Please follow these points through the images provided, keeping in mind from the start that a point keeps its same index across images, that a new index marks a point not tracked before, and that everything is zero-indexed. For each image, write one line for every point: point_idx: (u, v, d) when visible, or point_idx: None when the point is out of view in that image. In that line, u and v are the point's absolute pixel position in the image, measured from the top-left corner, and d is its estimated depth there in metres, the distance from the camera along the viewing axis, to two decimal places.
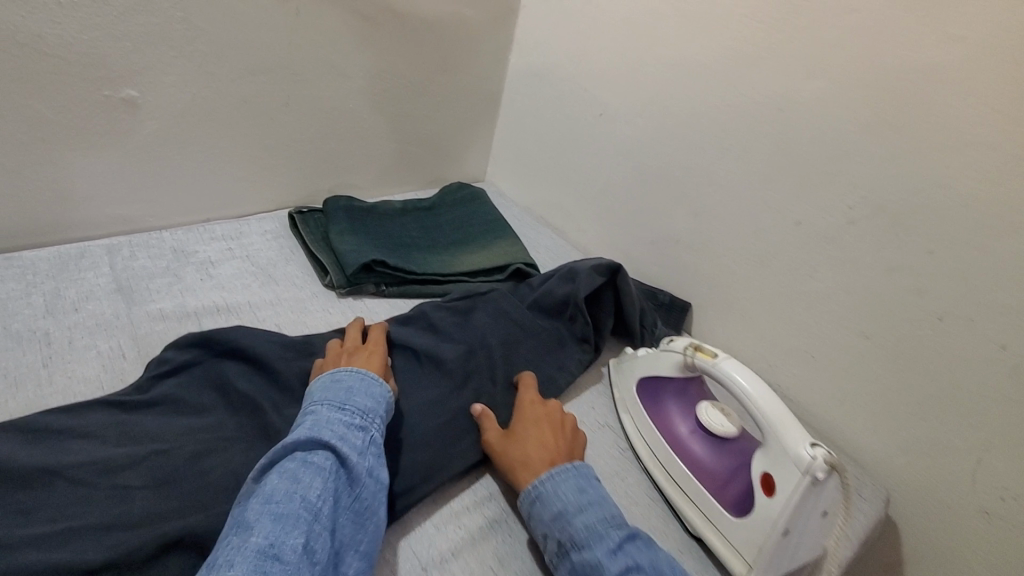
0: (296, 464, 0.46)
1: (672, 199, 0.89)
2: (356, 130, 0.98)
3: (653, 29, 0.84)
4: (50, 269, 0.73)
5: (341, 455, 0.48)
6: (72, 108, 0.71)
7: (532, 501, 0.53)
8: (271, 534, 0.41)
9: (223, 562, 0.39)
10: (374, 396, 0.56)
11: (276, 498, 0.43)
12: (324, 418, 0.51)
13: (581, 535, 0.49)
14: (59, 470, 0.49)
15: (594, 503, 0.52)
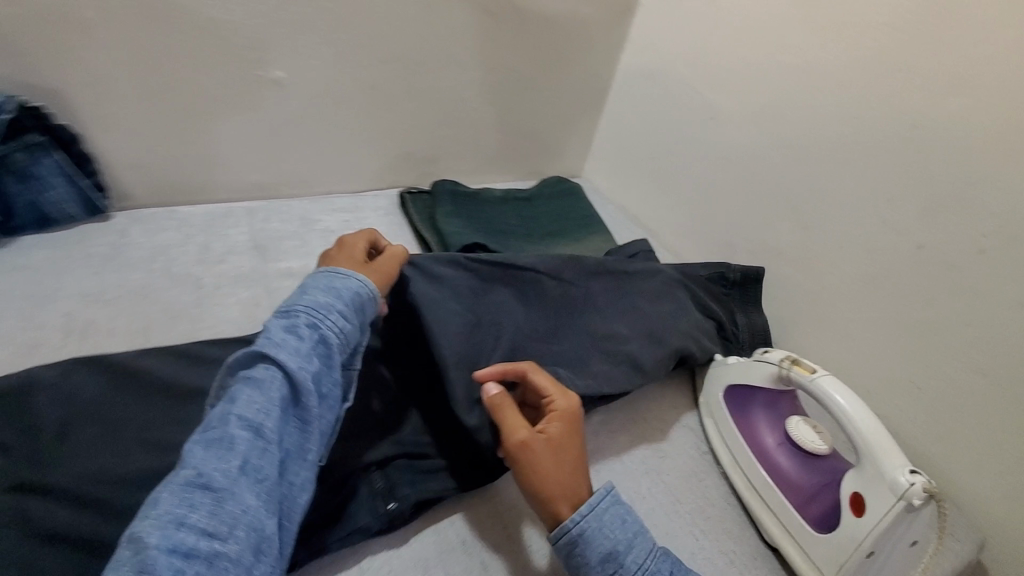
0: (236, 385, 0.44)
1: (778, 210, 0.87)
2: (467, 119, 1.04)
3: (779, 34, 0.83)
4: (202, 224, 0.84)
5: (283, 365, 0.45)
6: (232, 86, 0.81)
7: (571, 537, 0.49)
8: (201, 462, 0.40)
9: (155, 495, 0.38)
10: (325, 292, 0.52)
11: (213, 423, 0.42)
12: (269, 329, 0.48)
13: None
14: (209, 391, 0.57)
15: (636, 534, 0.51)
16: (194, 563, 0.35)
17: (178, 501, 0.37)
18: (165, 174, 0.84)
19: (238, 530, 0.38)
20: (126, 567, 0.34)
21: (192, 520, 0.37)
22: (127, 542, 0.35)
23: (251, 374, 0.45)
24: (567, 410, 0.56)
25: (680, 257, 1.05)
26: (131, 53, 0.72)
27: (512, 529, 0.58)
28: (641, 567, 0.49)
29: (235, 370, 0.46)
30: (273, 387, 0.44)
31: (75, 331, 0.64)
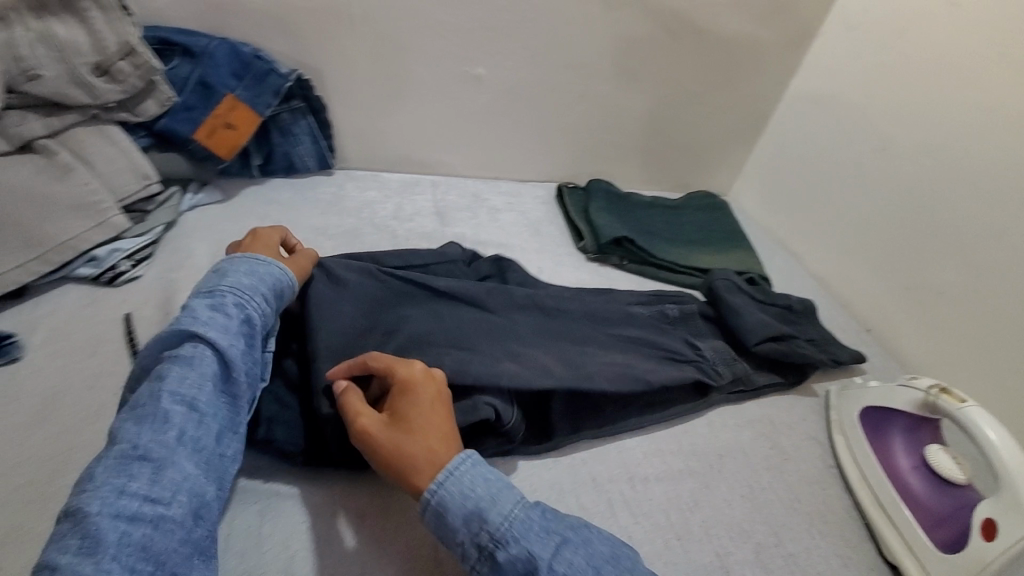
0: (166, 362, 0.48)
1: (947, 247, 0.84)
2: (629, 127, 1.12)
3: (975, 70, 0.82)
4: (398, 189, 1.01)
5: (211, 342, 0.50)
6: (443, 77, 0.97)
7: (435, 509, 0.47)
8: (133, 437, 0.43)
9: (87, 472, 0.42)
10: (244, 275, 0.57)
11: (141, 402, 0.46)
12: (195, 309, 0.52)
13: (500, 531, 0.46)
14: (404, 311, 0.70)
15: (502, 489, 0.49)
16: (140, 525, 0.40)
17: (112, 473, 0.41)
18: (376, 144, 1.02)
19: (179, 496, 0.43)
20: (73, 535, 0.38)
21: (131, 489, 0.41)
22: (69, 515, 0.40)
23: (178, 352, 0.49)
24: (415, 379, 0.53)
25: (824, 285, 1.04)
26: (380, 43, 0.91)
27: (636, 480, 0.62)
28: (506, 522, 0.46)
29: (159, 349, 0.49)
30: (204, 364, 0.49)
31: None
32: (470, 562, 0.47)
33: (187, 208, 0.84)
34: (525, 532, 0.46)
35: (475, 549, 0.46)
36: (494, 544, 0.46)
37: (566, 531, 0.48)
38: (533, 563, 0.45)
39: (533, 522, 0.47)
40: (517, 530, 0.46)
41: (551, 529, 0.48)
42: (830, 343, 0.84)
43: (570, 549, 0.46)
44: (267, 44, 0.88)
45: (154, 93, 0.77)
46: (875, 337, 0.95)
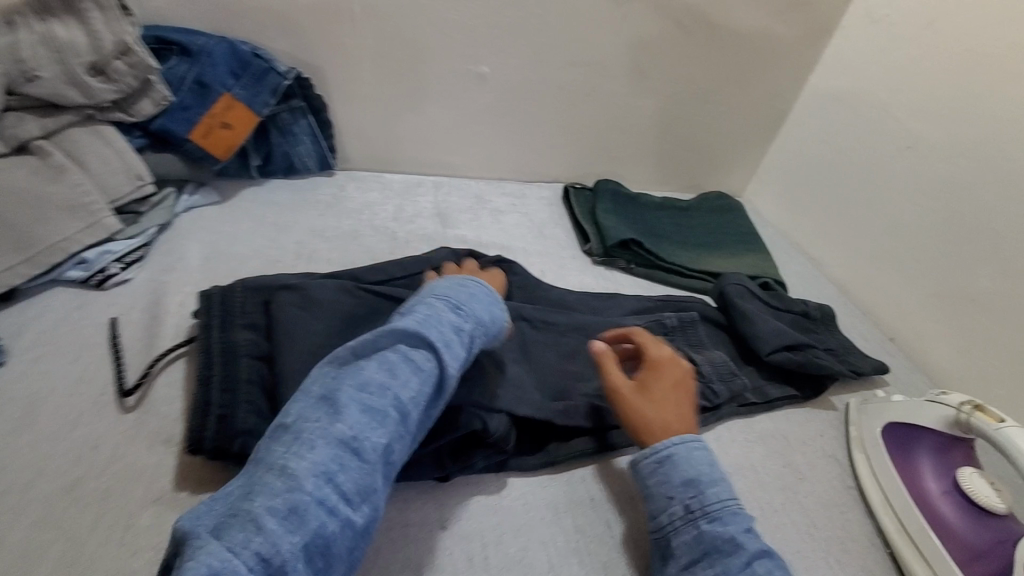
0: (397, 357, 0.47)
1: (979, 253, 0.79)
2: (639, 126, 1.08)
3: (1012, 62, 0.76)
4: (399, 190, 0.99)
5: (443, 362, 0.49)
6: (446, 75, 0.95)
7: (659, 458, 0.55)
8: (357, 426, 0.43)
9: (307, 440, 0.42)
10: (487, 313, 0.56)
11: (369, 388, 0.45)
12: (438, 318, 0.51)
13: (713, 508, 0.51)
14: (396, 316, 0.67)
15: (723, 479, 0.54)
16: (333, 521, 0.40)
17: (330, 457, 0.41)
18: (377, 144, 1.00)
19: (366, 504, 0.42)
20: (284, 500, 0.39)
21: (338, 480, 0.41)
22: (280, 473, 0.40)
23: (409, 352, 0.48)
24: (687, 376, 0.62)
25: (844, 290, 0.99)
26: (380, 40, 0.89)
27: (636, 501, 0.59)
28: (724, 505, 0.51)
29: (394, 337, 0.49)
30: (427, 381, 0.48)
31: (301, 256, 0.80)
32: (670, 518, 0.52)
33: (183, 209, 0.82)
34: (731, 522, 0.51)
35: (682, 510, 0.52)
36: (703, 516, 0.51)
37: (771, 547, 0.50)
38: (735, 548, 0.49)
39: (744, 522, 0.51)
40: (731, 517, 0.51)
41: (752, 533, 0.51)
42: (850, 353, 0.79)
43: (767, 560, 0.49)
44: (266, 43, 0.86)
45: (150, 93, 0.75)
46: (900, 346, 0.89)
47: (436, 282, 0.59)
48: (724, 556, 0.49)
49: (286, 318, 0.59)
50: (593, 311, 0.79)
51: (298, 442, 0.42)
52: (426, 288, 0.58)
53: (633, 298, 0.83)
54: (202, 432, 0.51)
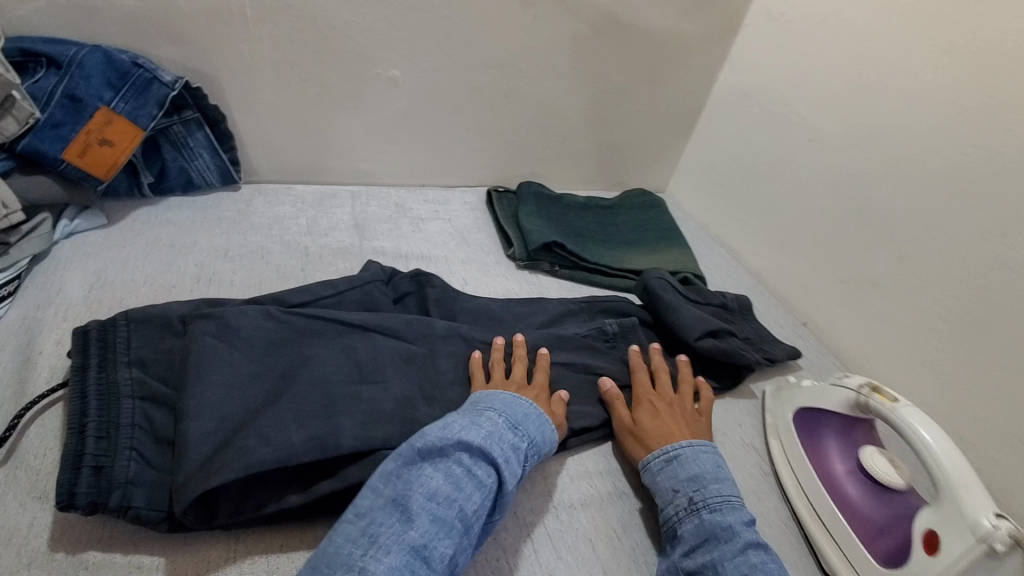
0: (462, 471, 0.50)
1: (874, 238, 0.83)
2: (559, 127, 1.08)
3: (894, 58, 0.80)
4: (313, 202, 0.94)
5: (502, 478, 0.51)
6: (356, 81, 0.91)
7: (667, 458, 0.60)
8: (427, 535, 0.46)
9: (382, 544, 0.44)
10: (544, 430, 0.59)
11: (437, 498, 0.48)
12: (495, 435, 0.54)
13: (715, 500, 0.56)
14: (331, 332, 0.62)
15: (726, 480, 0.58)
16: None
17: (403, 564, 0.43)
18: (288, 154, 0.95)
19: None
20: None
21: None
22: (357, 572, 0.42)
23: (472, 467, 0.51)
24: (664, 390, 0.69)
25: (761, 280, 1.03)
26: (279, 46, 0.84)
27: (562, 509, 0.59)
28: (723, 499, 0.56)
29: (458, 449, 0.51)
30: (488, 496, 0.50)
31: (202, 279, 0.75)
32: (675, 508, 0.56)
33: (63, 235, 0.75)
34: (729, 515, 0.55)
35: (684, 502, 0.56)
36: (703, 506, 0.55)
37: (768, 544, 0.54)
38: (733, 536, 0.53)
39: (742, 515, 0.55)
40: (729, 509, 0.55)
41: (751, 528, 0.54)
42: (764, 340, 0.82)
43: (763, 553, 0.52)
44: (151, 51, 0.79)
45: (11, 110, 0.66)
46: (812, 331, 0.93)
47: (488, 393, 0.61)
48: (722, 542, 0.52)
49: (198, 349, 0.54)
50: (516, 318, 0.79)
51: (374, 547, 0.44)
52: (481, 397, 0.60)
53: (556, 301, 0.83)
54: (75, 486, 0.46)
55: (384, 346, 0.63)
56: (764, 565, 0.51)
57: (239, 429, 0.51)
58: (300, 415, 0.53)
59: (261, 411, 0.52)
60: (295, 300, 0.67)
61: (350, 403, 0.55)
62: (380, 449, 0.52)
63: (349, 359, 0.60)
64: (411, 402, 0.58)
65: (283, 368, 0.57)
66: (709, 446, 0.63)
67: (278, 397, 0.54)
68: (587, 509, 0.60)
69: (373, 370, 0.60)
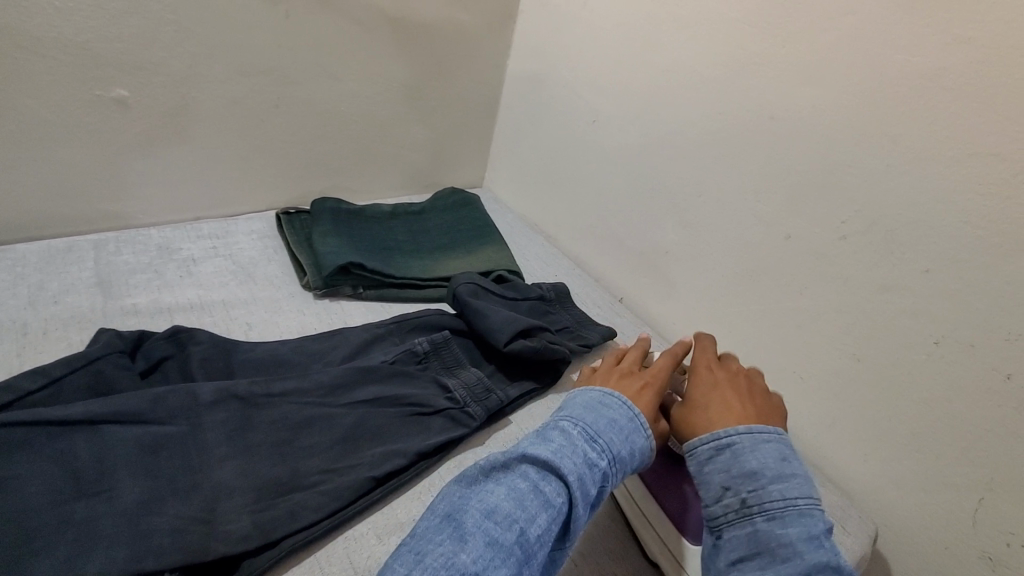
0: (528, 487, 0.44)
1: (662, 209, 0.86)
2: (349, 133, 0.99)
3: (648, 34, 0.83)
4: (38, 261, 0.75)
5: (574, 498, 0.44)
6: (65, 106, 0.73)
7: (718, 447, 0.51)
8: (480, 561, 0.39)
9: (428, 568, 0.38)
10: (630, 442, 0.51)
11: (497, 516, 0.42)
12: (573, 445, 0.48)
13: (775, 504, 0.46)
14: (39, 437, 0.50)
15: (798, 480, 0.48)
16: None
17: None
18: None
19: None
20: None
21: None
22: None
23: (540, 483, 0.45)
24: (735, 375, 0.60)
25: (580, 262, 1.04)
26: None
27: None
28: (788, 505, 0.46)
29: (524, 462, 0.46)
30: (556, 520, 0.43)
31: None
32: (726, 509, 0.48)
33: None
34: (793, 525, 0.45)
35: (736, 503, 0.48)
36: (759, 512, 0.46)
37: (845, 563, 0.44)
38: (793, 554, 0.44)
39: (812, 529, 0.45)
40: (795, 519, 0.45)
41: (823, 543, 0.44)
42: (582, 327, 0.82)
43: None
44: None
45: None
46: (629, 305, 0.96)
47: (580, 391, 0.56)
48: (777, 560, 0.44)
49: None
50: (312, 358, 0.69)
51: (417, 568, 0.38)
52: (572, 399, 0.55)
53: (361, 328, 0.75)
54: None
55: (121, 440, 0.51)
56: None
57: None
58: None
59: None
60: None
61: (53, 533, 0.44)
62: None
63: (64, 469, 0.48)
64: (149, 505, 0.47)
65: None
66: (775, 433, 0.53)
67: None
68: None
69: (98, 477, 0.48)
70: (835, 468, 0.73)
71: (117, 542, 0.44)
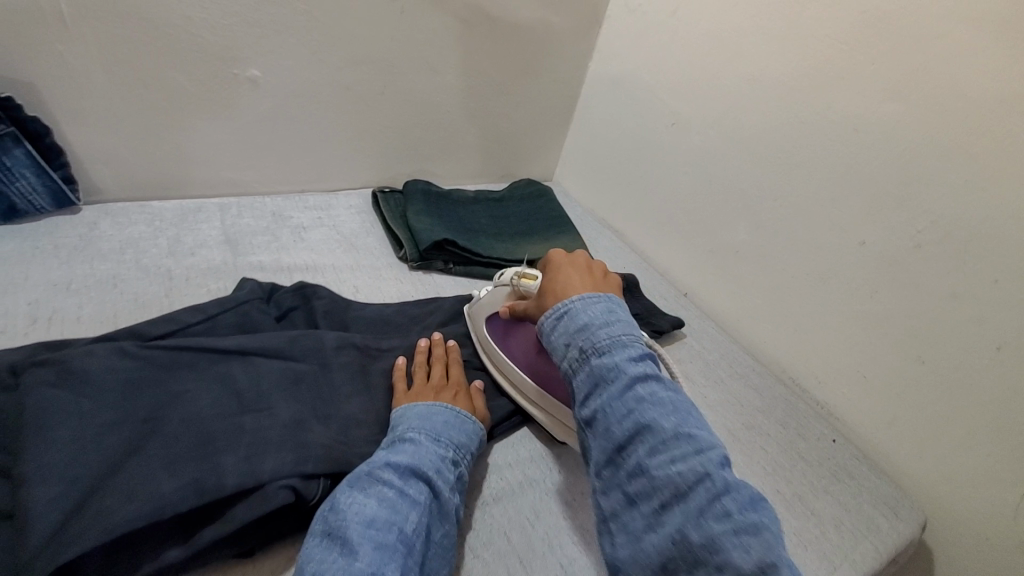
0: (394, 492, 0.48)
1: (734, 211, 0.92)
2: (439, 122, 1.06)
3: (734, 44, 0.88)
4: (173, 218, 0.85)
5: (437, 488, 0.51)
6: (207, 82, 0.83)
7: (558, 315, 0.56)
8: (373, 563, 0.43)
9: None
10: (466, 432, 0.58)
11: (376, 524, 0.45)
12: (423, 450, 0.53)
13: (603, 343, 0.52)
14: (203, 361, 0.56)
15: (621, 322, 0.54)
16: None
17: None
18: (137, 167, 0.85)
19: None
20: None
21: None
22: None
23: (403, 487, 0.49)
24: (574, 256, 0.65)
25: (644, 256, 1.10)
26: (109, 47, 0.74)
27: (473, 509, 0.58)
28: (613, 340, 0.52)
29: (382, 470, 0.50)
30: (424, 515, 0.48)
31: (39, 319, 0.64)
32: (571, 362, 0.54)
33: None
34: (622, 354, 0.51)
35: (576, 354, 0.53)
36: (594, 353, 0.52)
37: (660, 375, 0.51)
38: (619, 375, 0.50)
39: (634, 353, 0.51)
40: (619, 349, 0.51)
41: (645, 362, 0.51)
42: (652, 315, 0.88)
43: (658, 385, 0.50)
44: None
45: None
46: (692, 300, 1.01)
47: (407, 406, 0.59)
48: (608, 384, 0.50)
49: (36, 403, 0.47)
50: (413, 320, 0.77)
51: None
52: (401, 413, 0.58)
53: (453, 299, 0.82)
54: None
55: (271, 366, 0.59)
56: (655, 398, 0.49)
57: (97, 486, 0.44)
58: (170, 461, 0.47)
59: (121, 462, 0.46)
60: (157, 332, 0.60)
61: (231, 436, 0.51)
62: (269, 482, 0.48)
63: (228, 388, 0.55)
64: (303, 424, 0.55)
65: (148, 409, 0.50)
66: (611, 298, 0.57)
67: (145, 446, 0.48)
68: (499, 503, 0.59)
69: (256, 397, 0.55)
70: (886, 463, 0.78)
71: (283, 455, 0.51)
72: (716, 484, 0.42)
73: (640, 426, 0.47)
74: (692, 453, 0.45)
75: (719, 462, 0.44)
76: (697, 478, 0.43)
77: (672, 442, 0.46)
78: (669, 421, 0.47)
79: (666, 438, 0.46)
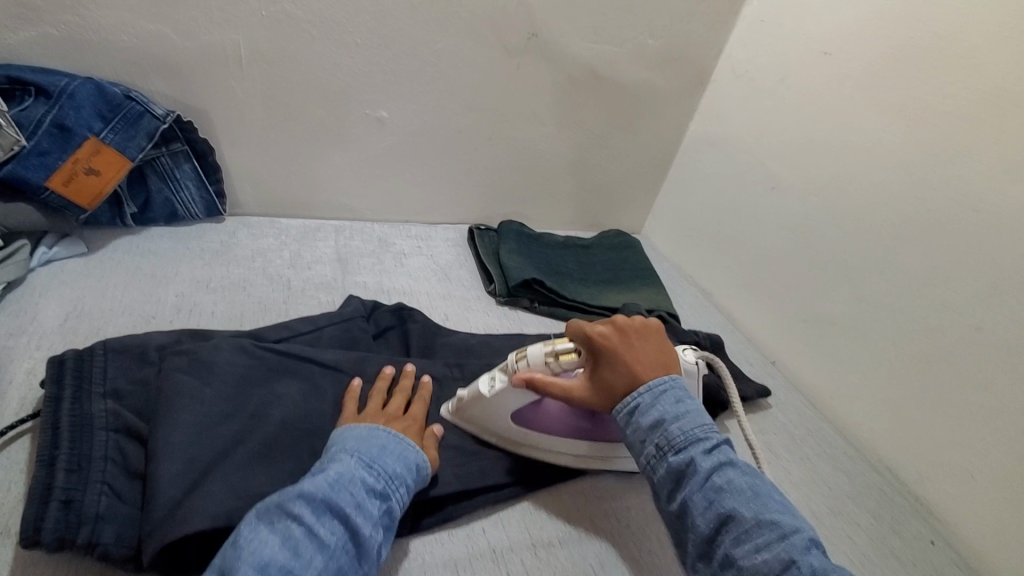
0: (301, 532, 0.44)
1: (831, 281, 0.88)
2: (538, 168, 1.12)
3: (845, 115, 0.87)
4: (296, 234, 0.96)
5: (354, 528, 0.46)
6: (343, 120, 0.93)
7: (628, 411, 0.56)
8: None
9: None
10: (405, 461, 0.53)
11: (270, 569, 0.41)
12: (348, 479, 0.49)
13: (677, 438, 0.52)
14: (309, 369, 0.62)
15: (692, 412, 0.54)
16: None
17: None
18: (274, 188, 0.97)
19: None
20: None
21: None
22: None
23: (314, 528, 0.44)
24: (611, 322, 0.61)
25: (732, 318, 1.08)
26: (270, 85, 0.86)
27: (539, 548, 0.58)
28: (686, 436, 0.52)
29: (296, 504, 0.45)
30: (334, 559, 0.44)
31: (180, 310, 0.74)
32: (647, 460, 0.53)
33: (40, 263, 0.74)
34: (700, 451, 0.51)
35: (651, 449, 0.53)
36: (669, 449, 0.52)
37: (738, 460, 0.51)
38: (695, 472, 0.50)
39: (708, 445, 0.51)
40: (694, 446, 0.51)
41: (718, 451, 0.51)
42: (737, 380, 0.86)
43: (733, 471, 0.49)
44: (143, 85, 0.81)
45: None
46: (780, 369, 0.98)
47: (338, 437, 0.54)
48: (687, 480, 0.50)
49: (171, 388, 0.54)
50: (497, 352, 0.80)
51: None
52: (331, 444, 0.54)
53: (534, 337, 0.85)
54: (41, 521, 0.45)
55: (366, 378, 0.65)
56: (731, 485, 0.48)
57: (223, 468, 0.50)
58: None
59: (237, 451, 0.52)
60: (276, 336, 0.67)
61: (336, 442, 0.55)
62: None
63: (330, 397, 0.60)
64: None
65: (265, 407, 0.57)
66: (671, 380, 0.57)
67: (256, 439, 0.54)
68: (565, 546, 0.59)
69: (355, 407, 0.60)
70: None
71: None
72: (802, 568, 0.42)
73: (722, 517, 0.47)
74: (776, 540, 0.44)
75: (805, 547, 0.44)
76: (784, 565, 0.43)
77: (757, 530, 0.45)
78: (748, 508, 0.47)
79: (751, 528, 0.46)
